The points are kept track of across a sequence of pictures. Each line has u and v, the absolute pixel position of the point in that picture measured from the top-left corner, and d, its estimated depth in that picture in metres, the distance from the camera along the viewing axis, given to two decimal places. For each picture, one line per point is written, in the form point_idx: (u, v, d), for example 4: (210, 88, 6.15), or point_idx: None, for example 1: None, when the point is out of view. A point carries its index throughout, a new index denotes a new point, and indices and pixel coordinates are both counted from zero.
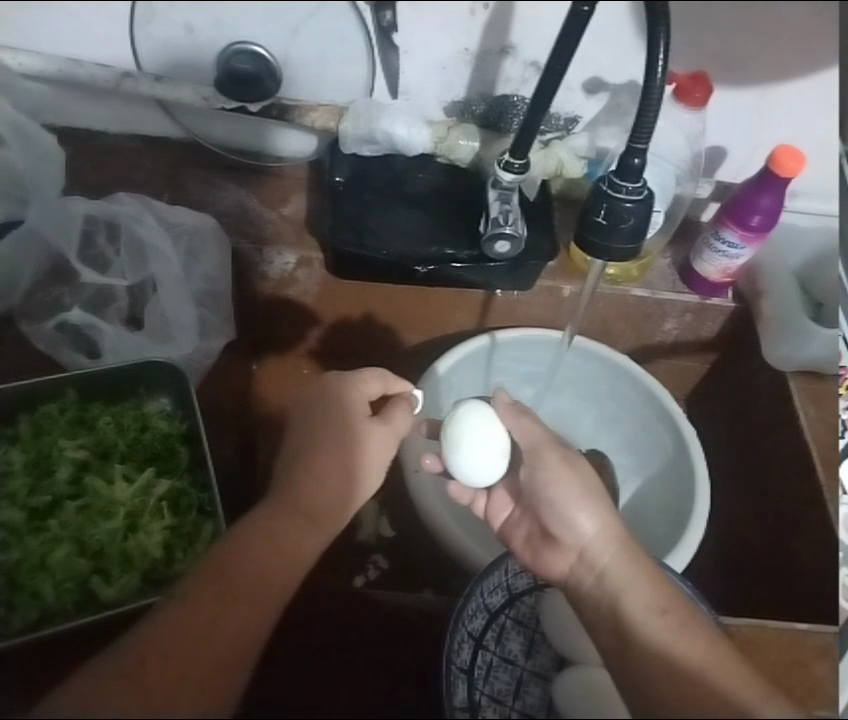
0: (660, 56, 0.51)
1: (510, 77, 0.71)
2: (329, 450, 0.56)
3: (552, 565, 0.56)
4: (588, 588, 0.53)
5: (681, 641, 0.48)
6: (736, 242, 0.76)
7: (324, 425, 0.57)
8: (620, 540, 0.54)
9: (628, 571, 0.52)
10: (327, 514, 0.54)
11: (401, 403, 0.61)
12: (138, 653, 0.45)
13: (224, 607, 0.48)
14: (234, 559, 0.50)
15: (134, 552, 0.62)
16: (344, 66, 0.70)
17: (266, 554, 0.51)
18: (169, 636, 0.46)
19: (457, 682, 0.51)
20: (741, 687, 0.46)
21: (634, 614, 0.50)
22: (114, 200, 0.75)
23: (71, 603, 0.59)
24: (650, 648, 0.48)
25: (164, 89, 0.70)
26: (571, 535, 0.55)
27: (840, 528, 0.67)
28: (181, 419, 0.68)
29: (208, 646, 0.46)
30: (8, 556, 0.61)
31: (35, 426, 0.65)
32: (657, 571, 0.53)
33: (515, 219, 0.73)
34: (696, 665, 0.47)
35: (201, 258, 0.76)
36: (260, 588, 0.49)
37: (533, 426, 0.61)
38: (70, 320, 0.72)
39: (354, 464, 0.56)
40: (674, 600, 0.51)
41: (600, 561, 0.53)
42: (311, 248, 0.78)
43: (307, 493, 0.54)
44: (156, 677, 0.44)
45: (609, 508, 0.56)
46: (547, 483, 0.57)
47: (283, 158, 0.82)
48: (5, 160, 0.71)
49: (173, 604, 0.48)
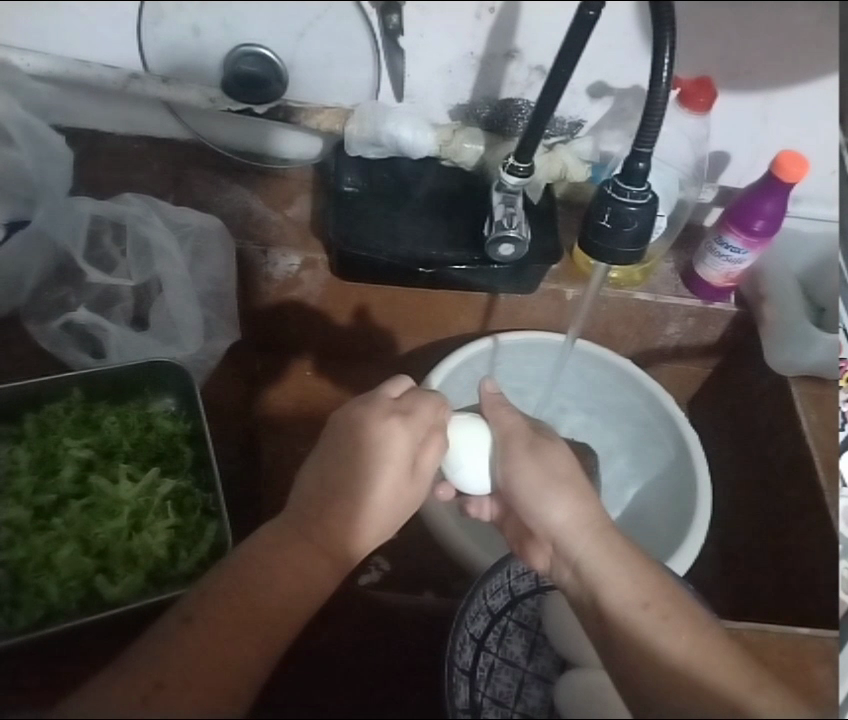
0: (666, 62, 0.51)
1: (515, 82, 0.71)
2: (359, 497, 0.56)
3: (533, 558, 0.59)
4: (569, 580, 0.56)
5: (666, 634, 0.50)
6: (738, 248, 0.78)
7: (355, 472, 0.56)
8: (593, 528, 0.57)
9: (604, 561, 0.55)
10: (353, 553, 0.55)
11: (436, 445, 0.60)
12: (155, 676, 0.44)
13: (243, 633, 0.48)
14: (255, 585, 0.50)
15: (138, 551, 0.62)
16: (349, 68, 0.69)
17: (286, 586, 0.51)
18: (187, 659, 0.45)
19: (458, 683, 0.51)
20: (725, 676, 0.47)
21: (618, 608, 0.52)
22: (120, 201, 0.76)
23: (75, 601, 0.59)
24: (633, 637, 0.50)
25: (171, 90, 0.70)
26: (543, 524, 0.59)
27: (839, 520, 0.69)
28: (185, 418, 0.69)
29: (227, 678, 0.46)
30: (11, 555, 0.60)
31: (40, 425, 0.66)
32: (636, 558, 0.55)
33: (519, 222, 0.73)
34: (677, 655, 0.48)
35: (205, 259, 0.77)
36: (281, 617, 0.49)
37: (511, 417, 0.65)
38: (76, 321, 0.73)
39: (376, 513, 0.56)
40: (656, 593, 0.52)
41: (574, 550, 0.56)
42: (315, 250, 0.78)
43: (333, 538, 0.54)
44: (178, 700, 0.43)
45: (581, 498, 0.60)
46: (515, 475, 0.61)
47: (288, 163, 0.81)
48: (13, 161, 0.72)
49: (192, 623, 0.47)
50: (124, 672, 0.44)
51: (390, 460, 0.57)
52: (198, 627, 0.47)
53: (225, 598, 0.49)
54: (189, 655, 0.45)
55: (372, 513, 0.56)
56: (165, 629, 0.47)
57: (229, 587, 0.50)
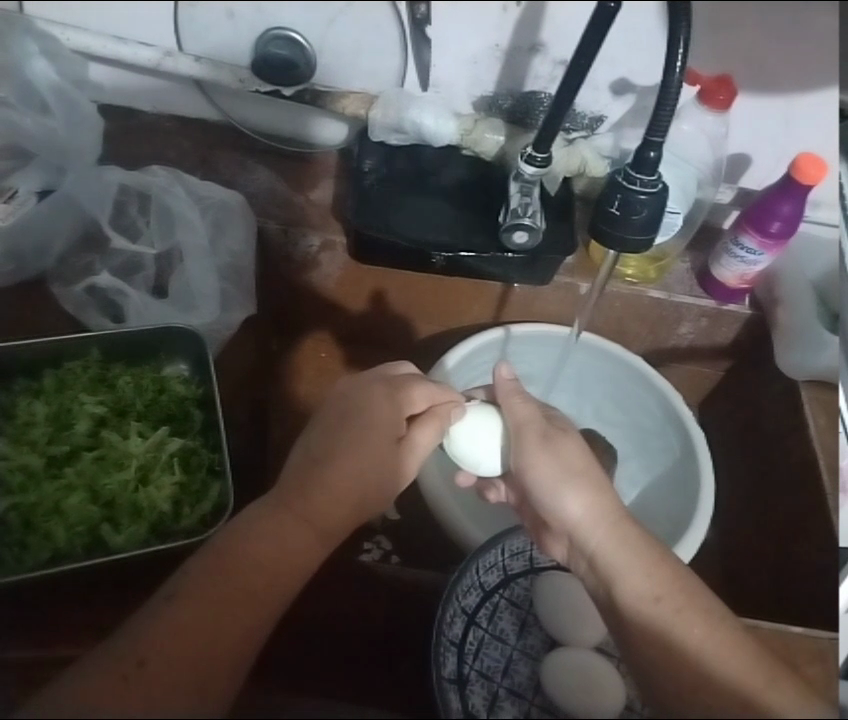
0: (679, 53, 0.52)
1: (539, 76, 0.73)
2: (340, 462, 0.58)
3: (552, 549, 0.60)
4: (584, 571, 0.57)
5: (678, 627, 0.51)
6: (754, 250, 0.79)
7: (345, 441, 0.60)
8: (608, 523, 0.59)
9: (619, 552, 0.56)
10: (331, 526, 0.57)
11: (432, 424, 0.64)
12: (136, 654, 0.45)
13: (227, 608, 0.49)
14: (236, 562, 0.52)
15: (143, 504, 0.64)
16: (376, 57, 0.72)
17: (268, 556, 0.53)
18: (173, 639, 0.46)
19: (446, 653, 0.51)
20: (737, 662, 0.48)
21: (629, 601, 0.53)
22: (148, 172, 0.78)
23: (81, 546, 0.60)
24: (645, 627, 0.51)
25: (203, 70, 0.73)
26: (558, 517, 0.60)
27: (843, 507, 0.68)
28: (197, 384, 0.71)
29: (210, 651, 0.46)
30: (24, 498, 0.62)
31: (58, 380, 0.68)
32: (650, 552, 0.56)
33: (534, 212, 0.75)
34: (693, 644, 0.49)
35: (228, 232, 0.79)
36: (262, 593, 0.51)
37: (525, 408, 0.66)
38: (99, 285, 0.75)
39: (368, 484, 0.59)
40: (669, 587, 0.53)
41: (589, 544, 0.58)
42: (335, 231, 0.80)
43: (314, 507, 0.57)
44: (159, 674, 0.44)
45: (597, 492, 0.61)
46: (531, 469, 0.63)
47: (314, 147, 0.84)
48: (48, 129, 0.75)
49: (179, 601, 0.48)
50: (103, 655, 0.45)
51: (372, 426, 0.61)
52: (184, 608, 0.48)
53: (208, 574, 0.51)
54: (172, 635, 0.46)
55: (360, 480, 0.59)
56: (156, 605, 0.49)
57: (213, 561, 0.52)
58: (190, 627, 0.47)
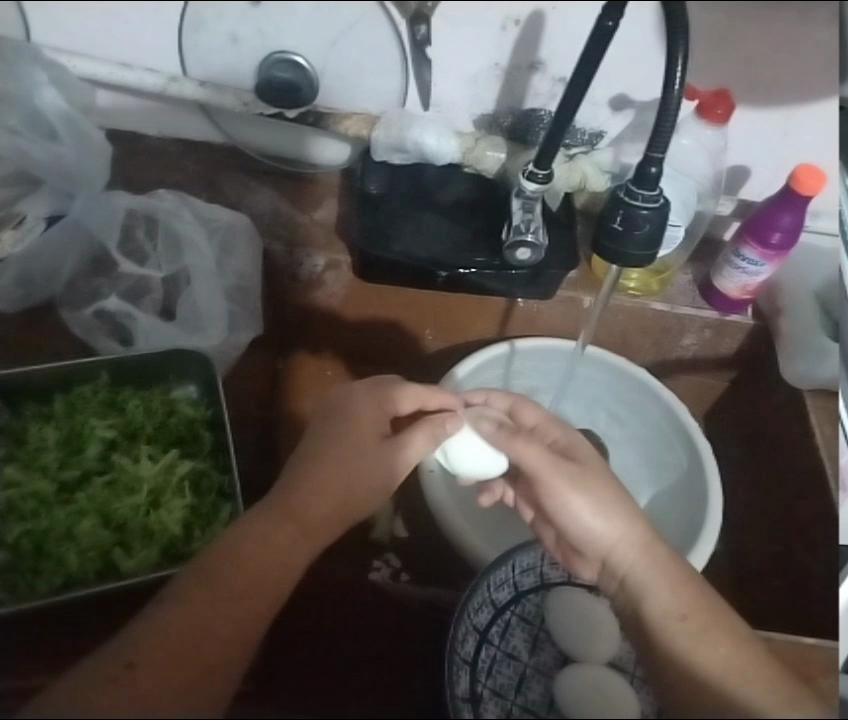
0: (678, 71, 0.53)
1: (538, 92, 0.72)
2: (324, 465, 0.59)
3: (579, 569, 0.59)
4: (615, 592, 0.57)
5: (705, 645, 0.51)
6: (756, 261, 0.81)
7: (329, 444, 0.60)
8: (639, 544, 0.58)
9: (653, 573, 0.56)
10: (318, 518, 0.57)
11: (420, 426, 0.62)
12: (126, 656, 0.46)
13: (213, 608, 0.50)
14: (226, 565, 0.52)
15: (155, 527, 0.64)
16: (378, 78, 0.71)
17: (256, 555, 0.53)
18: (159, 642, 0.47)
19: (459, 672, 0.50)
20: (757, 685, 0.48)
21: (656, 618, 0.54)
22: (156, 197, 0.80)
23: (93, 571, 0.60)
24: (668, 646, 0.52)
25: (206, 93, 0.70)
26: (588, 539, 0.58)
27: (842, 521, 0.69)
28: (206, 406, 0.73)
29: (201, 650, 0.47)
30: (36, 523, 0.61)
31: (69, 405, 0.70)
32: (678, 568, 0.57)
33: (536, 229, 0.78)
34: (717, 666, 0.50)
35: (234, 255, 0.82)
36: (249, 590, 0.51)
37: (534, 449, 0.61)
38: (107, 309, 0.78)
39: (355, 479, 0.59)
40: (694, 605, 0.54)
41: (620, 568, 0.57)
42: (339, 252, 0.84)
43: (302, 502, 0.57)
44: (150, 673, 0.45)
45: (628, 515, 0.60)
46: (565, 502, 0.60)
47: (316, 168, 0.83)
48: (57, 155, 0.77)
49: (171, 601, 0.50)
50: (96, 657, 0.47)
51: (356, 421, 0.62)
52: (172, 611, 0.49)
53: (195, 574, 0.52)
54: (160, 637, 0.47)
55: (348, 477, 0.59)
56: (147, 611, 0.50)
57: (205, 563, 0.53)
58: (177, 630, 0.48)
